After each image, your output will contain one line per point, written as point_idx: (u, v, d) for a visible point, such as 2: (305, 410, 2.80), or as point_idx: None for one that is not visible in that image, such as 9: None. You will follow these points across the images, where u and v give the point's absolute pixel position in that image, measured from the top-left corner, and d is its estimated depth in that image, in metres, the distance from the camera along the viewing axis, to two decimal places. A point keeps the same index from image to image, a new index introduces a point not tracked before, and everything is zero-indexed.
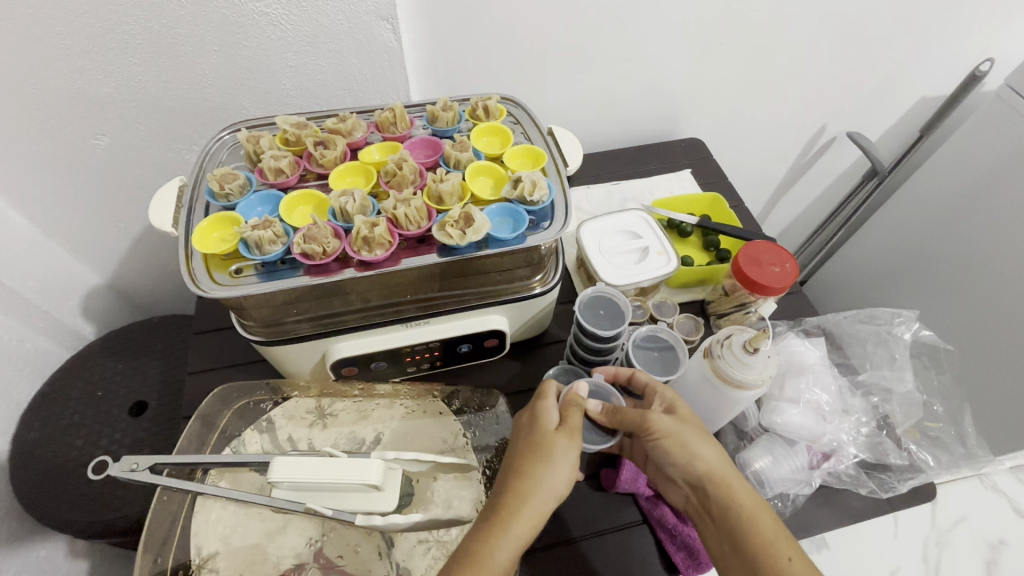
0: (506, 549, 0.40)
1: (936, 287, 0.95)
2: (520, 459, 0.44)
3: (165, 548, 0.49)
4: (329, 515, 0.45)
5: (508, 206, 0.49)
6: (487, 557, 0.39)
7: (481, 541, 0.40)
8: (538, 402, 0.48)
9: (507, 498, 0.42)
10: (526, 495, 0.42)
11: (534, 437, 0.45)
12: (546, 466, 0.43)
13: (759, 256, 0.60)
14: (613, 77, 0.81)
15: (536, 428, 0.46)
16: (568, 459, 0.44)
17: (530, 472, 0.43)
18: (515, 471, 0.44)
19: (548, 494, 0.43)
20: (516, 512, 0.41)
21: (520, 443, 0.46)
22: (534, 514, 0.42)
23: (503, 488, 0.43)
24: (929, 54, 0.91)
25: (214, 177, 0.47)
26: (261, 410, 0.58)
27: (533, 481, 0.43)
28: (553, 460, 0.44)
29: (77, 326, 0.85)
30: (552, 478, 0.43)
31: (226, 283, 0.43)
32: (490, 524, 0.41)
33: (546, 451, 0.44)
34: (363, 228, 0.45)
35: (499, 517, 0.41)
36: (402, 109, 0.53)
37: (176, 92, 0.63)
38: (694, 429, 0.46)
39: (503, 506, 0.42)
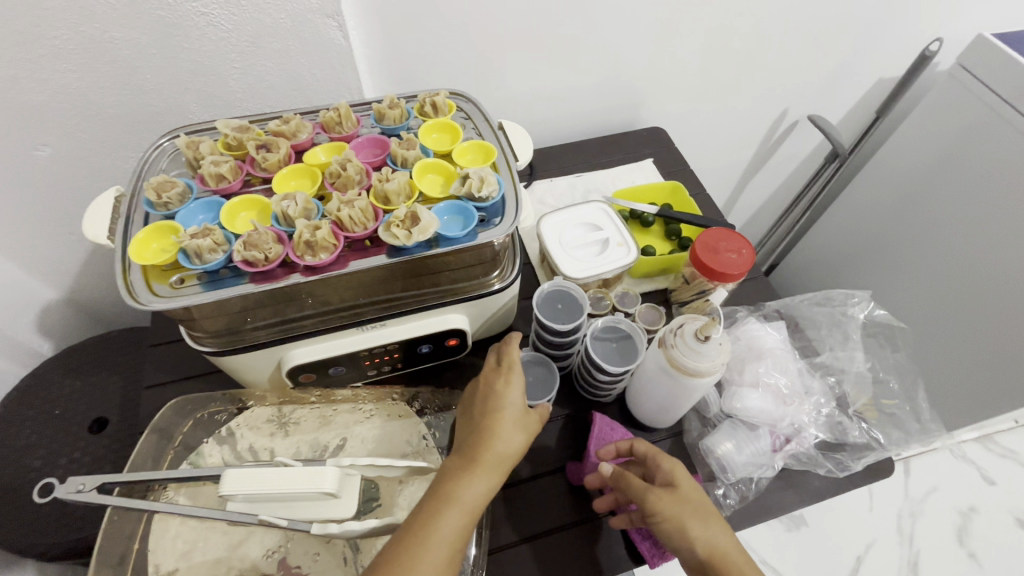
0: (477, 494, 0.44)
1: (897, 268, 0.97)
2: (489, 416, 0.48)
3: (122, 567, 0.48)
4: (284, 526, 0.44)
5: (457, 203, 0.48)
6: (461, 495, 0.43)
7: (455, 482, 0.44)
8: (502, 369, 0.52)
9: (481, 450, 0.46)
10: (494, 446, 0.46)
11: (502, 399, 0.49)
12: (512, 423, 0.48)
13: (716, 243, 0.61)
14: (571, 68, 0.80)
15: (507, 390, 0.50)
16: (529, 422, 0.49)
17: (503, 430, 0.47)
18: (482, 424, 0.48)
19: (512, 452, 0.47)
20: (488, 462, 0.45)
21: (483, 402, 0.50)
22: (501, 468, 0.46)
23: (473, 438, 0.47)
24: (884, 35, 0.92)
25: (151, 185, 0.46)
26: (219, 420, 0.57)
27: (501, 435, 0.47)
28: (516, 416, 0.49)
29: (33, 343, 0.82)
30: (517, 437, 0.48)
31: (166, 294, 0.42)
32: (463, 471, 0.44)
33: (510, 410, 0.49)
34: (306, 232, 0.43)
35: (471, 461, 0.45)
36: (347, 108, 0.52)
37: (118, 99, 0.61)
38: (700, 512, 0.44)
39: (474, 452, 0.46)
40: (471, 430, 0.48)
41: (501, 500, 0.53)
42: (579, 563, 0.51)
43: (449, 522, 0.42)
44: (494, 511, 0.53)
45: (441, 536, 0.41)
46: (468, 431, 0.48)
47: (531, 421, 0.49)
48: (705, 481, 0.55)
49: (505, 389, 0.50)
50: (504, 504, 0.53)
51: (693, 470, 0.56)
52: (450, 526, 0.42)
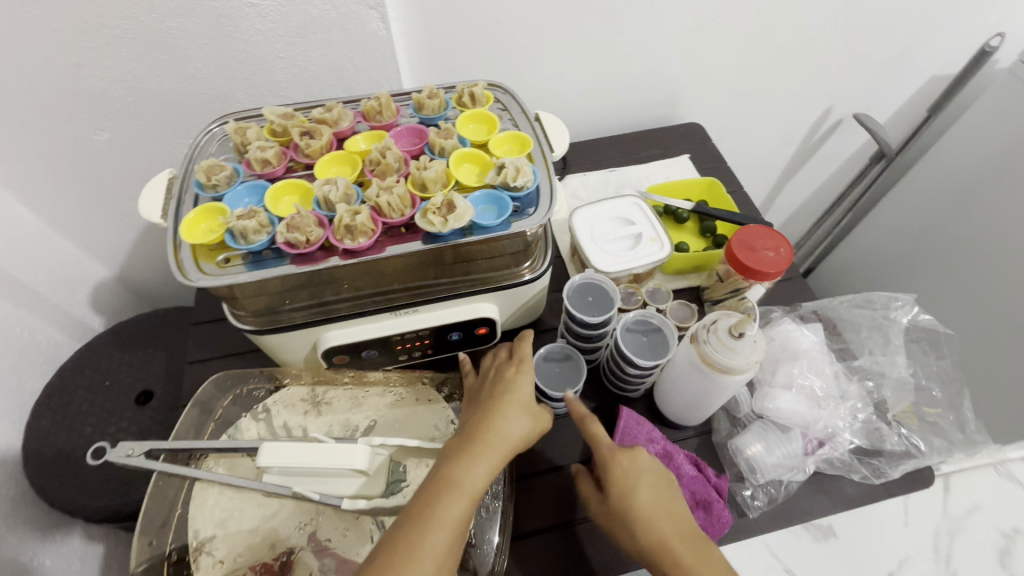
0: (479, 477, 0.44)
1: (946, 276, 0.92)
2: (497, 401, 0.49)
3: (163, 531, 0.51)
4: (316, 500, 0.45)
5: (492, 192, 0.48)
6: (463, 477, 0.43)
7: (457, 464, 0.44)
8: (512, 359, 0.54)
9: (486, 432, 0.46)
10: (498, 430, 0.47)
11: (512, 387, 0.50)
12: (517, 408, 0.49)
13: (753, 240, 0.59)
14: (607, 61, 0.80)
15: (514, 377, 0.51)
16: (536, 411, 0.50)
17: (509, 413, 0.48)
18: (487, 408, 0.48)
19: (518, 437, 0.47)
20: (493, 444, 0.46)
21: (491, 390, 0.51)
22: (505, 452, 0.46)
23: (480, 421, 0.47)
24: (939, 30, 0.88)
25: (202, 168, 0.48)
26: (257, 396, 0.59)
27: (505, 419, 0.48)
28: (522, 402, 0.49)
29: (87, 317, 0.87)
30: (523, 422, 0.48)
31: (213, 272, 0.44)
32: (466, 453, 0.45)
33: (515, 397, 0.49)
34: (346, 216, 0.44)
35: (475, 443, 0.46)
36: (388, 97, 0.53)
37: (170, 85, 0.64)
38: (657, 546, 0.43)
39: (479, 434, 0.46)
40: (478, 413, 0.49)
41: (526, 489, 0.55)
42: (600, 554, 0.51)
43: (451, 507, 0.42)
44: (519, 499, 0.54)
45: (442, 520, 0.41)
46: (474, 414, 0.49)
47: (538, 410, 0.50)
48: (733, 481, 0.54)
49: (511, 377, 0.51)
50: (528, 492, 0.55)
51: (720, 469, 0.55)
52: (451, 510, 0.42)
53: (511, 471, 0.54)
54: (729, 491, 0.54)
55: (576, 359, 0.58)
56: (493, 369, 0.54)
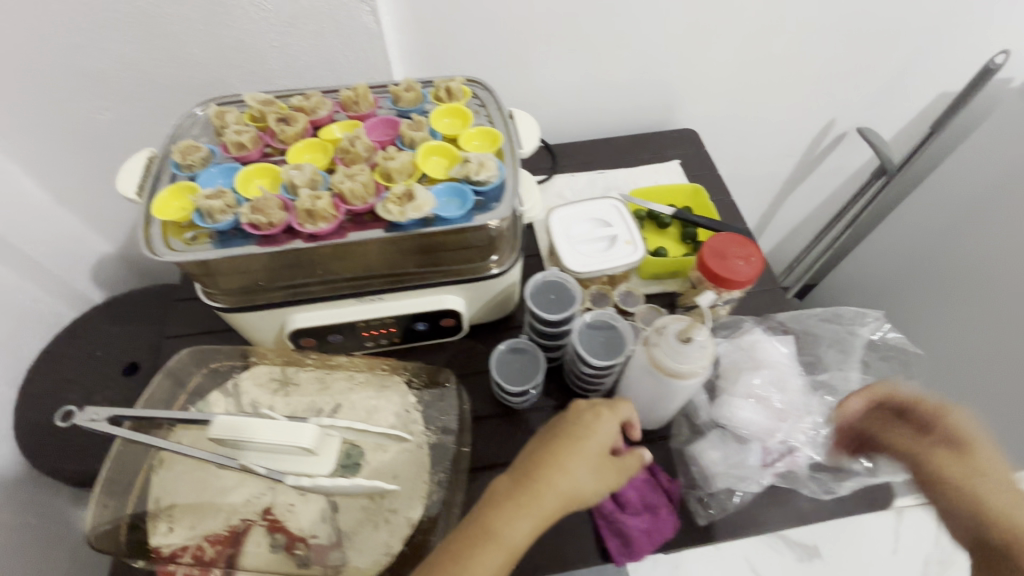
0: (518, 532, 0.41)
1: (949, 302, 0.90)
2: (557, 450, 0.45)
3: (127, 495, 0.53)
4: (261, 474, 0.46)
5: (455, 185, 0.49)
6: (505, 528, 0.41)
7: (501, 512, 0.42)
8: (598, 403, 0.49)
9: (537, 481, 0.43)
10: (554, 483, 0.43)
11: (581, 439, 0.46)
12: (577, 463, 0.45)
13: (725, 248, 0.59)
14: (600, 64, 0.81)
15: (591, 430, 0.47)
16: (602, 471, 0.46)
17: (566, 466, 0.44)
18: (543, 455, 0.45)
19: (576, 495, 0.44)
20: (542, 496, 0.43)
21: (563, 436, 0.46)
22: (557, 508, 0.43)
23: (535, 468, 0.44)
24: (947, 45, 0.86)
25: (178, 149, 0.49)
26: (227, 373, 0.61)
27: (562, 472, 0.44)
28: (585, 458, 0.45)
29: (86, 289, 0.91)
30: (584, 479, 0.45)
31: (180, 249, 0.46)
32: (512, 502, 0.42)
33: (577, 450, 0.45)
34: (306, 201, 0.45)
35: (522, 492, 0.43)
36: (366, 89, 0.54)
37: (169, 70, 0.67)
38: (965, 471, 0.45)
39: (526, 482, 0.43)
40: (536, 457, 0.45)
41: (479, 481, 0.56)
42: (546, 549, 0.51)
43: (487, 557, 0.40)
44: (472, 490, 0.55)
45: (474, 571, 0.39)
46: (529, 456, 0.46)
47: (605, 467, 0.46)
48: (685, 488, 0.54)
49: (580, 426, 0.47)
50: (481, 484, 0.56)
51: (674, 475, 0.55)
52: (487, 562, 0.40)
53: (463, 461, 0.56)
54: (680, 498, 0.54)
55: (535, 356, 0.59)
56: (586, 408, 0.49)
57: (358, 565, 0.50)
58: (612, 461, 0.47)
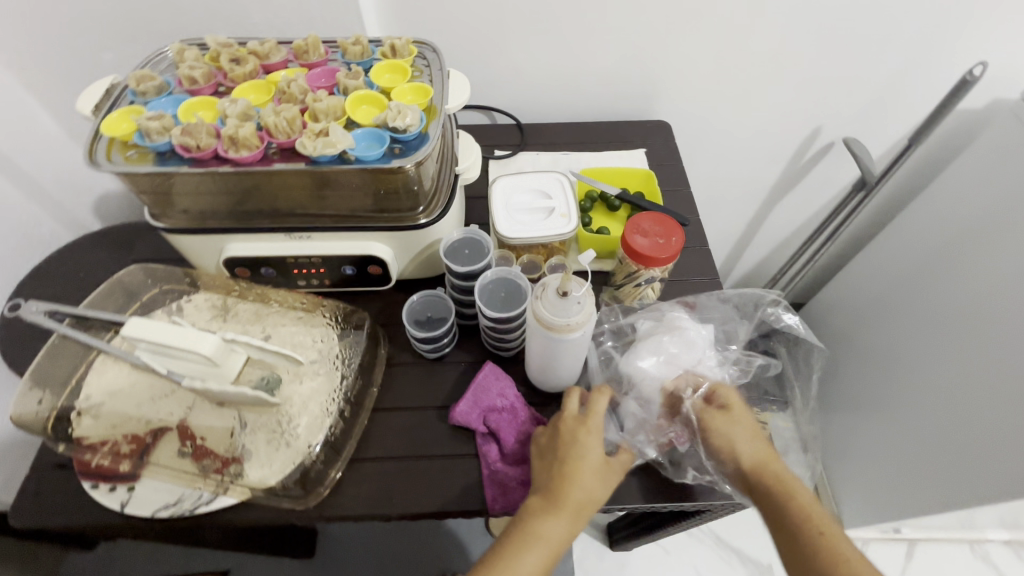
0: (560, 533, 0.46)
1: (939, 336, 0.90)
2: (569, 465, 0.48)
3: (61, 389, 0.57)
4: (162, 373, 0.53)
5: (376, 131, 0.52)
6: (540, 534, 0.46)
7: (534, 521, 0.46)
8: (587, 406, 0.52)
9: (566, 495, 0.47)
10: (571, 496, 0.47)
11: (584, 450, 0.49)
12: (586, 474, 0.48)
13: (646, 226, 0.60)
14: (575, 48, 0.83)
15: (585, 435, 0.50)
16: (608, 474, 0.50)
17: (583, 479, 0.48)
18: (562, 471, 0.48)
19: (594, 501, 0.48)
20: (571, 507, 0.47)
21: (564, 447, 0.50)
22: (582, 514, 0.48)
23: (555, 482, 0.48)
24: (938, 57, 0.84)
25: (134, 77, 0.54)
26: (174, 296, 0.66)
27: (577, 485, 0.47)
28: (592, 469, 0.48)
29: (88, 221, 0.99)
30: (598, 487, 0.48)
31: (119, 164, 0.50)
32: (545, 512, 0.47)
33: (581, 462, 0.48)
34: (232, 129, 0.49)
35: (549, 505, 0.47)
36: (316, 40, 0.58)
37: (162, 15, 0.73)
38: (790, 480, 0.51)
39: (552, 497, 0.47)
40: (551, 472, 0.49)
41: (380, 420, 0.58)
42: (430, 489, 0.54)
43: (533, 560, 0.45)
44: (373, 427, 0.58)
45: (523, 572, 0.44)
46: (547, 470, 0.49)
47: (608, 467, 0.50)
48: None
49: (575, 433, 0.50)
50: (383, 422, 0.58)
51: None
52: (532, 562, 0.45)
53: (370, 400, 0.59)
54: None
55: (447, 309, 0.62)
56: (573, 419, 0.51)
57: (253, 479, 0.53)
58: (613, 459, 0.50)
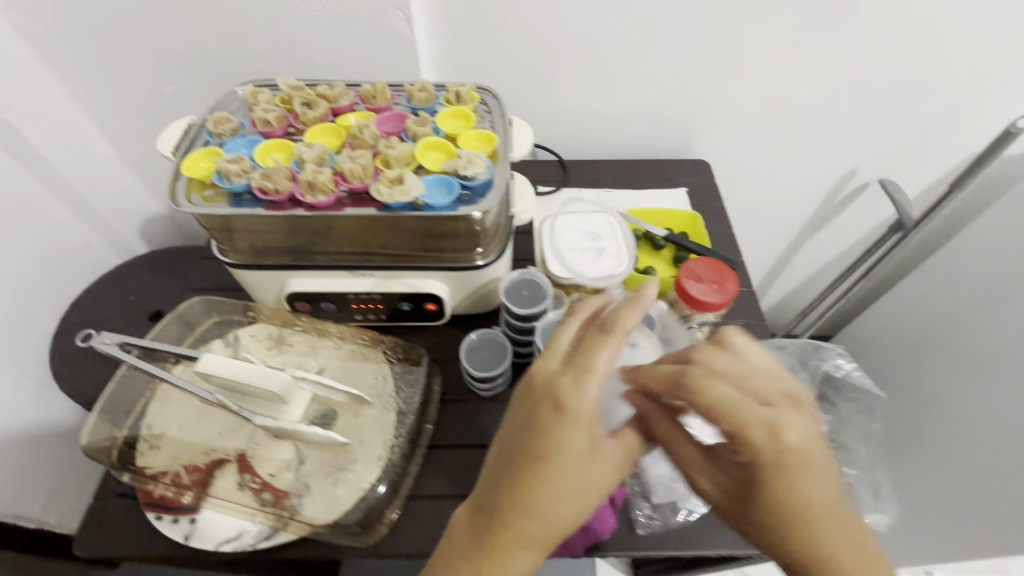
0: (522, 564, 0.41)
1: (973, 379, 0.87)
2: (528, 482, 0.40)
3: (125, 418, 0.59)
4: (235, 410, 0.56)
5: (445, 177, 0.53)
6: (493, 572, 0.40)
7: (480, 556, 0.40)
8: (568, 398, 0.40)
9: (519, 523, 0.40)
10: (530, 523, 0.40)
11: (553, 459, 0.40)
12: (550, 497, 0.40)
13: (701, 272, 0.61)
14: (620, 89, 0.85)
15: (557, 455, 0.40)
16: (582, 484, 0.40)
17: (542, 503, 0.40)
18: (520, 493, 0.40)
19: (559, 524, 0.40)
20: (527, 537, 0.40)
21: (536, 441, 0.40)
22: (546, 538, 0.41)
23: (507, 504, 0.40)
24: (975, 105, 0.86)
25: (212, 118, 0.56)
26: (230, 326, 0.67)
27: (536, 509, 0.40)
28: (557, 491, 0.40)
29: (135, 242, 1.02)
30: (568, 509, 0.40)
31: (198, 204, 0.52)
32: (495, 541, 0.40)
33: (549, 479, 0.40)
34: (311, 174, 0.51)
35: (497, 534, 0.40)
36: (384, 85, 0.60)
37: (228, 55, 0.76)
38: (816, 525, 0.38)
39: (502, 524, 0.40)
40: (507, 486, 0.41)
41: (434, 458, 0.59)
42: None
43: None
44: (427, 465, 0.58)
45: None
46: (502, 483, 0.41)
47: (773, 522, 0.38)
48: (632, 495, 0.56)
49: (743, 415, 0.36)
50: (437, 460, 0.59)
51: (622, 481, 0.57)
52: None
53: (425, 437, 0.60)
54: (625, 503, 0.55)
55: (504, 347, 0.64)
56: (547, 400, 0.40)
57: (311, 514, 0.54)
58: (801, 517, 0.37)
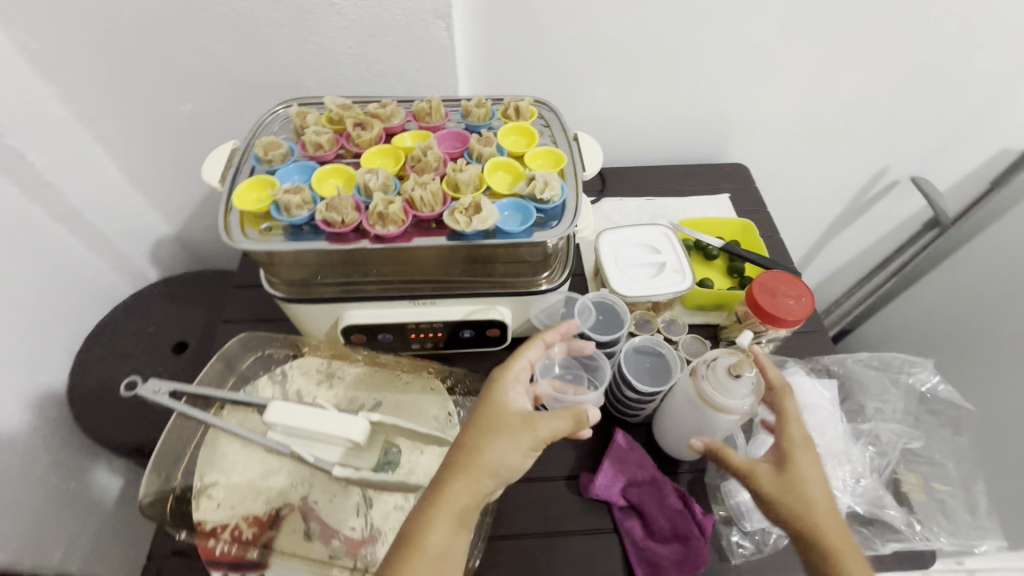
0: (465, 498, 0.42)
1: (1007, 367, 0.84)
2: (473, 424, 0.46)
3: (174, 469, 0.55)
4: (310, 462, 0.51)
5: (519, 201, 0.51)
6: (441, 503, 0.42)
7: (432, 491, 0.43)
8: (510, 367, 0.49)
9: (464, 455, 0.44)
10: (473, 456, 0.44)
11: (494, 405, 0.47)
12: (491, 433, 0.45)
13: (775, 286, 0.59)
14: (659, 94, 0.83)
15: (495, 404, 0.47)
16: (522, 427, 0.45)
17: (487, 440, 0.44)
18: (465, 434, 0.45)
19: (501, 460, 0.44)
20: (473, 468, 0.43)
21: (481, 401, 0.48)
22: (490, 475, 0.43)
23: (456, 446, 0.45)
24: (1010, 103, 0.86)
25: (261, 144, 0.53)
26: (275, 360, 0.63)
27: (478, 444, 0.44)
28: (499, 432, 0.45)
29: (145, 268, 0.96)
30: (506, 444, 0.44)
31: (255, 238, 0.48)
32: (445, 476, 0.43)
33: (492, 423, 0.45)
34: (380, 205, 0.48)
35: (446, 469, 0.44)
36: (439, 101, 0.57)
37: (252, 70, 0.71)
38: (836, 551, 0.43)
39: (449, 461, 0.44)
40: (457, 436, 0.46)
41: (511, 493, 0.56)
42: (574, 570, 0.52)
43: (435, 536, 0.41)
44: (503, 501, 0.55)
45: (427, 548, 0.40)
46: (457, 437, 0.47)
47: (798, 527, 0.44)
48: (720, 523, 0.54)
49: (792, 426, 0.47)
50: (514, 495, 0.56)
51: (708, 508, 0.55)
52: (435, 538, 0.41)
53: None
54: (715, 532, 0.54)
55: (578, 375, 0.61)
56: (496, 372, 0.50)
57: None
58: (820, 523, 0.44)
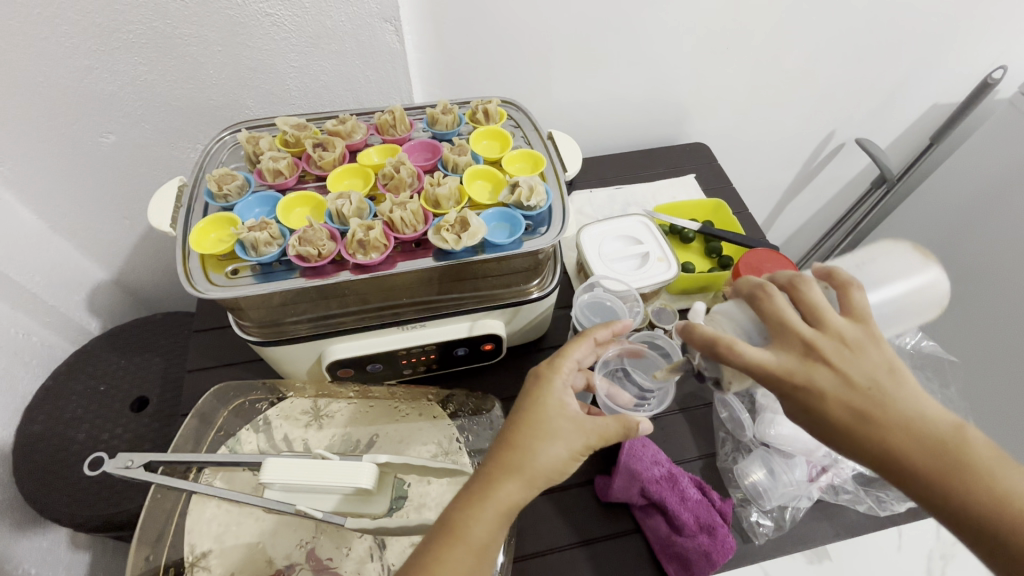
0: (511, 499, 0.39)
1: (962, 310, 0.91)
2: (522, 417, 0.42)
3: (159, 546, 0.49)
4: (319, 517, 0.46)
5: (505, 210, 0.48)
6: (487, 496, 0.39)
7: (478, 482, 0.40)
8: (561, 369, 0.44)
9: (513, 451, 0.40)
10: (523, 456, 0.40)
11: (546, 400, 0.42)
12: (542, 433, 0.41)
13: (760, 264, 0.60)
14: (617, 81, 0.82)
15: (548, 403, 0.42)
16: (575, 431, 0.41)
17: (540, 439, 0.40)
18: (514, 428, 0.41)
19: (552, 464, 0.40)
20: (523, 470, 0.39)
21: (528, 394, 0.43)
22: (539, 479, 0.40)
23: (503, 438, 0.41)
24: (939, 63, 0.91)
25: (213, 177, 0.48)
26: (257, 408, 0.58)
27: (530, 444, 0.40)
28: (552, 432, 0.41)
29: (84, 320, 0.86)
30: (558, 448, 0.41)
31: (222, 283, 0.43)
32: (492, 471, 0.40)
33: (544, 420, 0.41)
34: (359, 231, 0.44)
35: (493, 464, 0.40)
36: (402, 111, 0.53)
37: (181, 93, 0.64)
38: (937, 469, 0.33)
39: (497, 456, 0.40)
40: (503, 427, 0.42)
41: (531, 511, 0.54)
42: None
43: (478, 526, 0.38)
44: (524, 520, 0.53)
45: (469, 536, 0.37)
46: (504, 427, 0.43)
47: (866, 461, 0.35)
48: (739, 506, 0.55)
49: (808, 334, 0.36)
50: (533, 512, 0.54)
51: (726, 493, 0.56)
52: (478, 528, 0.38)
53: None
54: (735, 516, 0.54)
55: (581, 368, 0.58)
56: (545, 365, 0.45)
57: None
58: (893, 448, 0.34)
